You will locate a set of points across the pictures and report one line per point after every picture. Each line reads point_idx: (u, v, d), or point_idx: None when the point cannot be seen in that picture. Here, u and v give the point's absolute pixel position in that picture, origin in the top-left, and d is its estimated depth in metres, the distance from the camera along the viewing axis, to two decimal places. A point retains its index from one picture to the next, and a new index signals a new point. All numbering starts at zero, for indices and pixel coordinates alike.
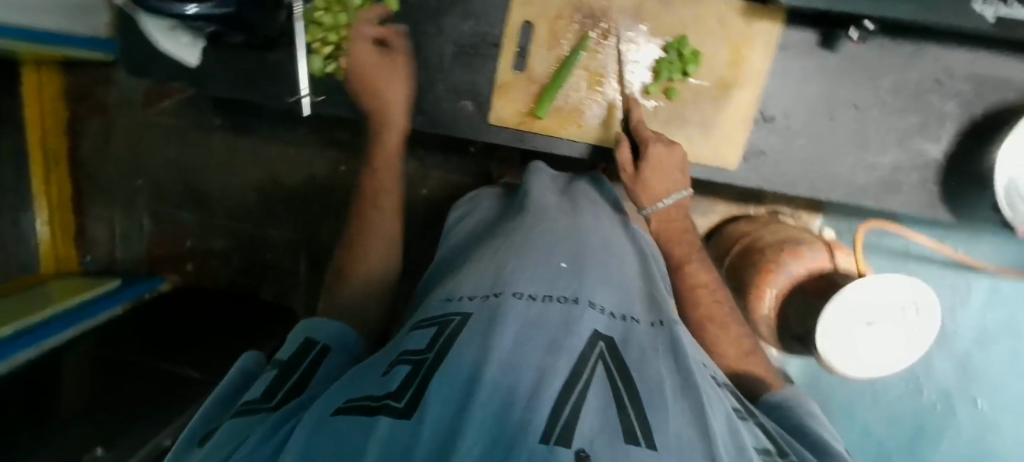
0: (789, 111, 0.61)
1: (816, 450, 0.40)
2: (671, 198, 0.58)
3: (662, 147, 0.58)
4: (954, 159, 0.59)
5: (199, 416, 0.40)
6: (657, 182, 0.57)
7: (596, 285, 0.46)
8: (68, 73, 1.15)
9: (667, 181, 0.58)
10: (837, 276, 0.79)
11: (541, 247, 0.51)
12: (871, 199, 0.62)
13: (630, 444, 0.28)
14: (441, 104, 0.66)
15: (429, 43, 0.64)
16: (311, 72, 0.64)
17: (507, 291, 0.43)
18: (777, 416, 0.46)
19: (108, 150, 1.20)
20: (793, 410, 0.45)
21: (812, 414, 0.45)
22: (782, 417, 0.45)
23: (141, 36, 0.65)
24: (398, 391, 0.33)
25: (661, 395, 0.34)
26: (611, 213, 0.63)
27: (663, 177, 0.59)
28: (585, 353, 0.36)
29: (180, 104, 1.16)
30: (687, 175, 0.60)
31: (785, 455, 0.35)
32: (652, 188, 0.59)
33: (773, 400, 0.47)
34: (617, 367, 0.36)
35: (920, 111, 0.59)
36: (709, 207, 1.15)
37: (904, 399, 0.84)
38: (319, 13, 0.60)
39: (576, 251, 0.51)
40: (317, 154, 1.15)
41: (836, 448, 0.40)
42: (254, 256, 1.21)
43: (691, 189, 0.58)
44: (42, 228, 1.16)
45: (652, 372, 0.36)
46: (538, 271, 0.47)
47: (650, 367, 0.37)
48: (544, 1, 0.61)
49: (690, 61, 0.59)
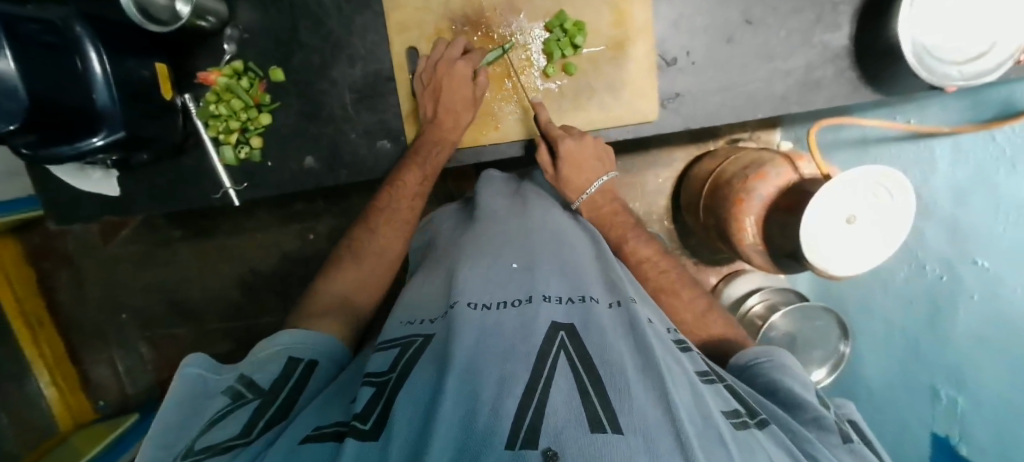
0: (688, 48, 0.62)
1: (788, 404, 0.43)
2: (593, 187, 0.63)
3: (573, 146, 0.61)
4: (860, 39, 0.60)
5: (155, 429, 0.39)
6: (577, 178, 0.63)
7: (548, 279, 0.47)
8: (23, 236, 1.15)
9: (586, 173, 0.63)
10: (805, 184, 0.72)
11: (492, 253, 0.52)
12: (796, 104, 0.62)
13: (596, 433, 0.27)
14: (359, 151, 0.67)
15: (331, 99, 0.65)
16: (225, 163, 0.65)
17: (461, 300, 0.43)
18: (749, 375, 0.48)
19: (83, 295, 1.19)
20: (762, 366, 0.47)
21: (780, 363, 0.47)
22: (753, 377, 0.47)
23: (59, 182, 0.65)
24: (363, 413, 0.34)
25: (624, 374, 0.34)
26: (560, 210, 0.64)
27: (583, 169, 0.63)
28: (546, 347, 0.37)
29: (135, 229, 1.17)
30: (606, 158, 0.65)
31: (754, 414, 0.38)
32: (573, 182, 0.64)
33: (742, 362, 0.50)
34: (579, 352, 0.36)
35: (812, 6, 0.59)
36: (669, 157, 1.15)
37: (913, 281, 0.78)
38: (212, 106, 0.61)
39: (527, 250, 0.52)
40: (283, 232, 1.15)
41: (805, 398, 0.42)
42: (255, 348, 1.20)
43: (611, 173, 0.63)
44: (46, 389, 1.16)
45: (614, 353, 0.36)
46: (491, 276, 0.48)
47: (612, 347, 0.37)
48: (419, 24, 0.63)
49: (576, 34, 0.59)
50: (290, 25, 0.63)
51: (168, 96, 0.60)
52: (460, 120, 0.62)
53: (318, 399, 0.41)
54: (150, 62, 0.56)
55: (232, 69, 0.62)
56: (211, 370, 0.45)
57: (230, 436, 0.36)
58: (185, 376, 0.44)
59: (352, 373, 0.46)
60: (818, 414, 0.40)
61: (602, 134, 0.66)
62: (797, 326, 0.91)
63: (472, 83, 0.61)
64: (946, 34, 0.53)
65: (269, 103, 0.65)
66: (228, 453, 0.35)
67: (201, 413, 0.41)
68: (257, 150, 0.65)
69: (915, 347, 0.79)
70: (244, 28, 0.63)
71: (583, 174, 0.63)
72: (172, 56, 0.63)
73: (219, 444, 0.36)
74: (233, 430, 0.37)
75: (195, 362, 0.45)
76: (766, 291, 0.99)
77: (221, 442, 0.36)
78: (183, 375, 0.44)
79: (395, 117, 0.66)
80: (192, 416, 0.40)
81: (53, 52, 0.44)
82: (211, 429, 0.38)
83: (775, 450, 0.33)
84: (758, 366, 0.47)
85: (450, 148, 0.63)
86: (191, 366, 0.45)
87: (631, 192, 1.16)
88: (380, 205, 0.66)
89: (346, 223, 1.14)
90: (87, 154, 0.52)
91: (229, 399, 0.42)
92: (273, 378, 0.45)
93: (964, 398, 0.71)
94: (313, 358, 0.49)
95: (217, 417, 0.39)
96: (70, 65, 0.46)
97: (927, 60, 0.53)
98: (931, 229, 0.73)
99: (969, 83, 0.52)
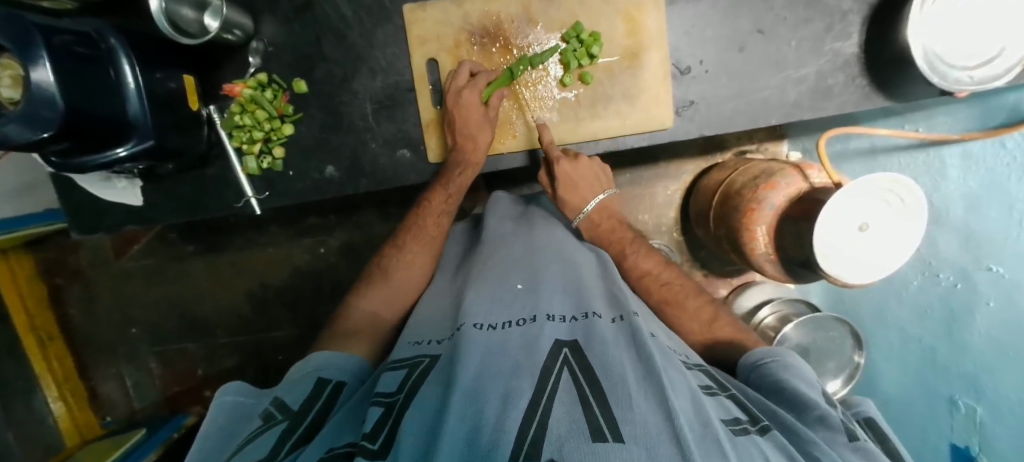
0: (701, 57, 0.63)
1: (796, 405, 0.43)
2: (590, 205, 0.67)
3: (568, 168, 0.64)
4: (870, 47, 0.61)
5: None
6: (573, 198, 0.66)
7: (551, 299, 0.48)
8: (37, 250, 1.15)
9: (585, 190, 0.67)
10: (815, 193, 0.72)
11: (497, 275, 0.52)
12: (809, 111, 0.63)
13: (598, 441, 0.27)
14: (379, 160, 0.68)
15: (352, 110, 0.67)
16: (247, 172, 0.66)
17: (467, 322, 0.43)
18: (757, 375, 0.49)
19: (97, 311, 1.20)
20: (768, 367, 0.48)
21: (786, 366, 0.48)
22: (763, 377, 0.48)
23: (84, 196, 0.66)
24: (372, 431, 0.34)
25: (625, 384, 0.33)
26: (568, 234, 0.65)
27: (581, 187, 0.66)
28: (549, 363, 0.37)
29: (149, 244, 1.18)
30: (605, 177, 0.69)
31: (757, 422, 0.38)
32: (572, 203, 0.67)
33: (752, 363, 0.50)
34: (582, 368, 0.36)
35: (821, 15, 0.61)
36: (678, 170, 1.16)
37: (928, 286, 0.77)
38: (237, 117, 0.63)
39: (532, 271, 0.53)
40: (293, 245, 1.16)
41: (810, 397, 0.43)
42: (266, 362, 1.19)
43: (608, 190, 0.67)
44: (54, 404, 1.13)
45: (615, 364, 0.36)
46: (496, 298, 0.48)
47: (612, 359, 0.36)
48: (438, 36, 0.64)
49: (592, 44, 0.61)
50: (313, 39, 0.65)
51: (194, 107, 0.61)
52: (478, 142, 0.63)
53: (341, 412, 0.42)
54: (177, 74, 0.58)
55: (257, 81, 0.64)
56: (247, 395, 0.48)
57: (255, 459, 0.36)
58: (222, 403, 0.46)
59: (371, 385, 0.46)
60: (823, 414, 0.41)
61: (617, 141, 0.67)
62: (811, 337, 0.89)
63: (484, 107, 0.62)
64: (958, 40, 0.54)
65: (292, 113, 0.66)
66: None
67: (234, 437, 0.42)
68: (279, 160, 0.67)
69: (931, 355, 0.77)
70: (269, 41, 0.65)
71: (580, 193, 0.66)
72: (198, 69, 0.64)
73: None
74: (258, 453, 0.37)
75: (230, 390, 0.48)
76: (776, 303, 0.98)
77: None
78: (221, 401, 0.47)
79: (414, 126, 0.67)
80: (229, 441, 0.42)
81: (89, 63, 0.45)
82: (240, 452, 0.38)
83: (775, 454, 0.33)
84: (765, 366, 0.48)
85: (477, 168, 0.65)
86: (225, 394, 0.47)
87: (642, 204, 1.17)
88: (410, 224, 0.69)
89: (357, 237, 1.14)
90: (114, 164, 0.53)
91: (261, 421, 0.43)
92: (302, 398, 0.45)
93: (984, 405, 0.70)
94: (340, 378, 0.50)
95: (246, 439, 0.40)
96: (103, 73, 0.47)
97: (937, 65, 0.54)
98: (944, 237, 0.73)
99: (981, 87, 0.54)
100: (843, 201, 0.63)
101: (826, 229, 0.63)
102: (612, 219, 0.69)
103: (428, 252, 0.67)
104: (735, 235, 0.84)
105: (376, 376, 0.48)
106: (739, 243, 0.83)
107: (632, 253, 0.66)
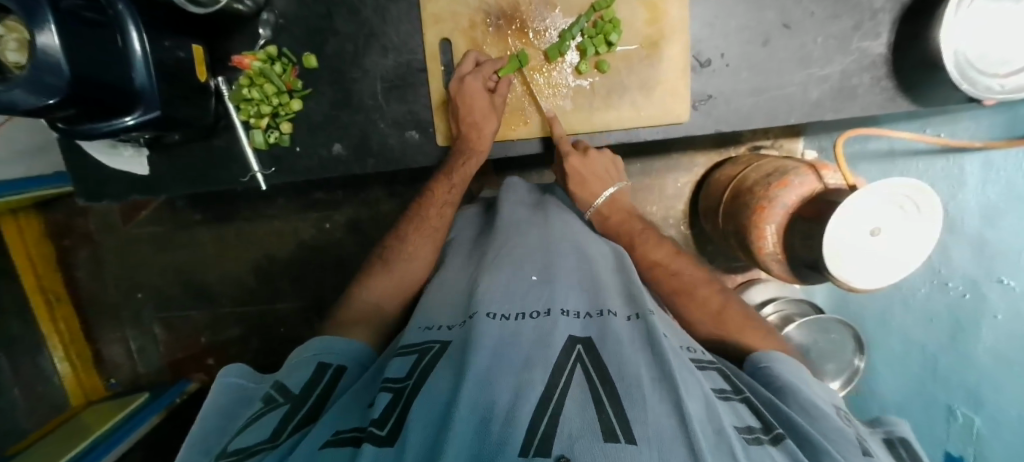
0: (723, 50, 0.61)
1: (806, 410, 0.43)
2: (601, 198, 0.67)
3: (578, 164, 0.64)
4: (898, 48, 0.59)
5: (188, 452, 0.40)
6: (584, 191, 0.66)
7: (565, 294, 0.47)
8: (44, 212, 1.16)
9: (598, 183, 0.66)
10: (828, 195, 0.70)
11: (510, 264, 0.52)
12: (830, 111, 0.61)
13: (609, 441, 0.27)
14: (387, 139, 0.67)
15: (361, 88, 0.65)
16: (254, 146, 0.66)
17: (481, 310, 0.43)
18: (764, 374, 0.49)
19: (104, 275, 1.21)
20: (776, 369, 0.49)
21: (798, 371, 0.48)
22: (769, 377, 0.48)
23: (92, 162, 0.66)
24: (381, 418, 0.34)
25: (639, 385, 0.33)
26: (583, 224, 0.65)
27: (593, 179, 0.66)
28: (563, 360, 0.36)
29: (156, 212, 1.18)
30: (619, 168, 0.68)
31: (771, 430, 0.37)
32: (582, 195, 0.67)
33: (760, 361, 0.51)
34: (595, 367, 0.36)
35: (851, 12, 0.58)
36: (690, 162, 1.14)
37: (935, 294, 0.76)
38: (245, 90, 0.62)
39: (548, 263, 0.52)
40: (300, 220, 1.16)
41: (820, 406, 0.43)
42: (269, 332, 1.21)
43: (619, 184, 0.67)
44: (61, 365, 1.17)
45: (630, 364, 0.36)
46: (509, 288, 0.48)
47: (627, 359, 0.36)
48: (453, 15, 0.62)
49: (611, 31, 0.59)
50: (325, 12, 0.63)
51: (202, 77, 0.60)
52: (483, 130, 0.62)
53: (346, 397, 0.42)
54: (186, 43, 0.57)
55: (267, 54, 0.62)
56: (248, 377, 0.49)
57: (257, 441, 0.37)
58: (224, 384, 0.47)
59: (378, 370, 0.47)
60: (836, 424, 0.41)
61: (631, 132, 0.66)
62: (813, 338, 0.88)
63: (489, 94, 0.62)
64: (993, 46, 0.52)
65: (302, 89, 0.65)
66: (255, 457, 0.35)
67: (236, 418, 0.43)
68: (286, 135, 0.66)
69: (934, 362, 0.77)
70: (280, 13, 0.64)
71: (590, 189, 0.66)
72: (207, 38, 0.63)
73: (243, 450, 0.36)
74: (263, 435, 0.38)
75: (234, 370, 0.49)
76: (781, 301, 0.97)
77: (251, 445, 0.36)
78: (222, 382, 0.47)
79: (425, 107, 0.66)
80: (231, 420, 0.43)
81: (96, 28, 0.44)
82: (243, 433, 0.39)
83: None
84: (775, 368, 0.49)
85: (482, 156, 0.64)
86: (229, 374, 0.48)
87: (651, 196, 1.16)
88: (412, 216, 0.69)
89: (363, 214, 1.14)
90: (120, 132, 0.53)
91: (262, 403, 0.43)
92: (303, 381, 0.46)
93: (983, 419, 0.70)
94: (342, 363, 0.51)
95: (249, 421, 0.41)
96: (111, 41, 0.47)
97: (967, 71, 0.52)
98: (957, 247, 0.71)
99: (1011, 97, 0.51)
100: (855, 204, 0.61)
101: (838, 233, 0.62)
102: (625, 211, 0.67)
103: (432, 240, 0.67)
104: (744, 233, 0.83)
105: (386, 359, 0.49)
106: (747, 241, 0.82)
107: (643, 246, 0.64)
